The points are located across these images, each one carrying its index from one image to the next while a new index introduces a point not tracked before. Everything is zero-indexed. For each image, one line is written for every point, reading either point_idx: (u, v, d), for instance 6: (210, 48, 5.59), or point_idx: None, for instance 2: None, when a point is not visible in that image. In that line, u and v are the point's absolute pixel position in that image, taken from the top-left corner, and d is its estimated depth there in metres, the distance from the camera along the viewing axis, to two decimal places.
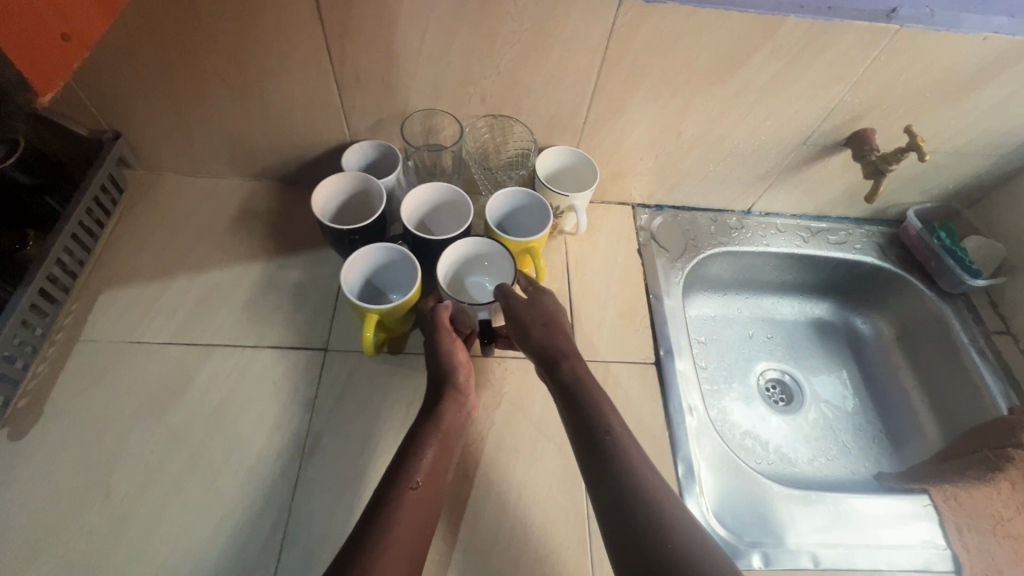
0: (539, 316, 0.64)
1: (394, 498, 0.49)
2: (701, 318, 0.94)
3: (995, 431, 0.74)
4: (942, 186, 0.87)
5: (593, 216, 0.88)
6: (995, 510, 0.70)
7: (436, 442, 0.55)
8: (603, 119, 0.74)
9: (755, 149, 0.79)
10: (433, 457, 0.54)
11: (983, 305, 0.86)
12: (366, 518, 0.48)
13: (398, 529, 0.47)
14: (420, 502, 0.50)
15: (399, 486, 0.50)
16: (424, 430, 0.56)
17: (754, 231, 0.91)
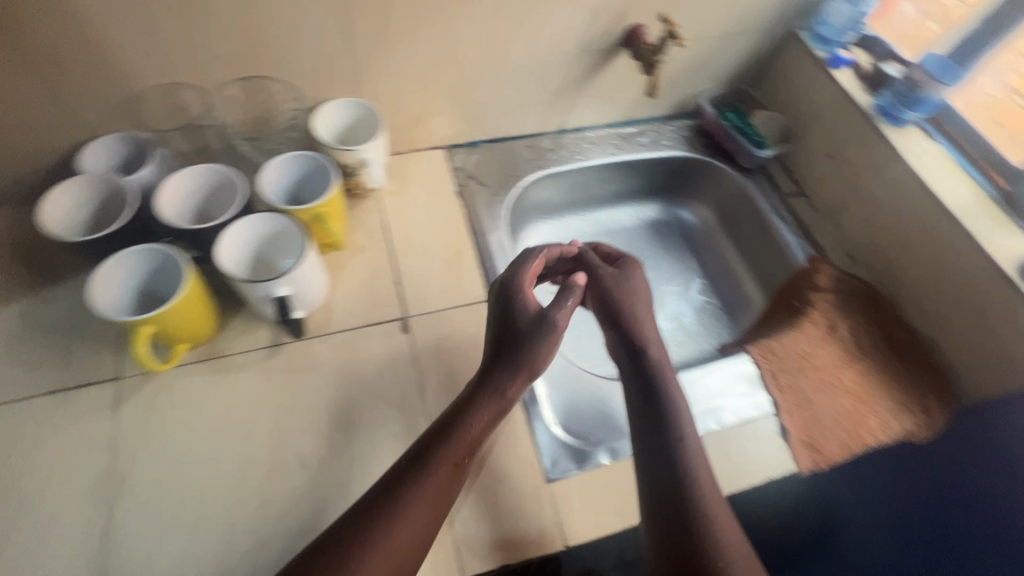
0: (632, 294, 0.66)
1: (425, 485, 0.49)
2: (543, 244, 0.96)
3: (798, 282, 0.84)
4: (724, 69, 0.92)
5: (404, 168, 0.84)
6: (801, 349, 0.76)
7: (486, 413, 0.55)
8: (371, 59, 0.69)
9: (541, 66, 0.78)
10: (476, 437, 0.53)
11: (778, 173, 0.94)
12: (382, 502, 0.48)
13: (415, 515, 0.48)
14: (451, 484, 0.51)
15: (432, 471, 0.50)
16: (485, 398, 0.55)
17: (570, 149, 0.92)
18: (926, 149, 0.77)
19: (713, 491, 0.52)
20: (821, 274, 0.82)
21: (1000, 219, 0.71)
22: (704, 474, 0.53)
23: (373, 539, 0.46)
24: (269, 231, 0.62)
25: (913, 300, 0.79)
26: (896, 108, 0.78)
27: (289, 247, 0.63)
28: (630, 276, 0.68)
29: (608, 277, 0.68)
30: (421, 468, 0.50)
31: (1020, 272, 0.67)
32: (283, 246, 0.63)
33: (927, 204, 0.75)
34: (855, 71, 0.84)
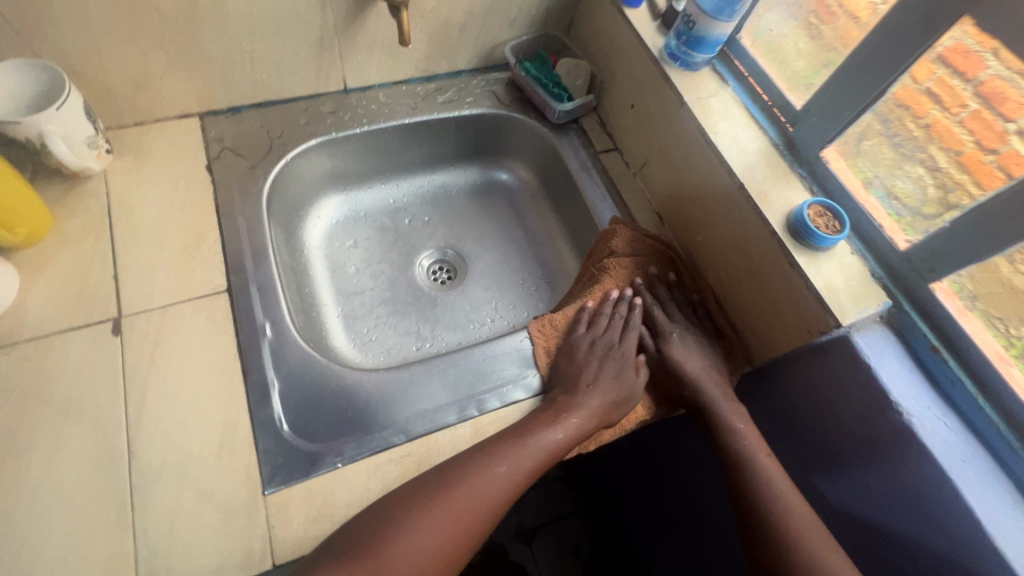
0: (698, 361, 0.66)
1: (446, 489, 0.52)
2: (342, 220, 0.87)
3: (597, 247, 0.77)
4: (523, 13, 0.83)
5: (144, 141, 0.72)
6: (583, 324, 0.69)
7: (558, 429, 0.59)
8: (30, 8, 0.57)
9: (277, 13, 0.67)
10: (569, 432, 0.59)
11: (592, 127, 0.87)
12: (467, 468, 0.54)
13: (439, 530, 0.51)
14: (532, 460, 0.57)
15: (495, 456, 0.55)
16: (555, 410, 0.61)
17: (354, 111, 0.82)
18: (715, 95, 0.71)
19: (795, 506, 0.55)
20: (608, 283, 0.72)
21: (780, 169, 0.66)
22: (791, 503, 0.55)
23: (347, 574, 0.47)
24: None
25: (714, 274, 0.74)
26: (683, 52, 0.71)
27: None
28: (695, 354, 0.67)
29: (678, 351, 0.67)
30: (448, 490, 0.52)
31: (786, 227, 0.62)
32: None
33: (710, 156, 0.69)
34: (650, 10, 0.76)
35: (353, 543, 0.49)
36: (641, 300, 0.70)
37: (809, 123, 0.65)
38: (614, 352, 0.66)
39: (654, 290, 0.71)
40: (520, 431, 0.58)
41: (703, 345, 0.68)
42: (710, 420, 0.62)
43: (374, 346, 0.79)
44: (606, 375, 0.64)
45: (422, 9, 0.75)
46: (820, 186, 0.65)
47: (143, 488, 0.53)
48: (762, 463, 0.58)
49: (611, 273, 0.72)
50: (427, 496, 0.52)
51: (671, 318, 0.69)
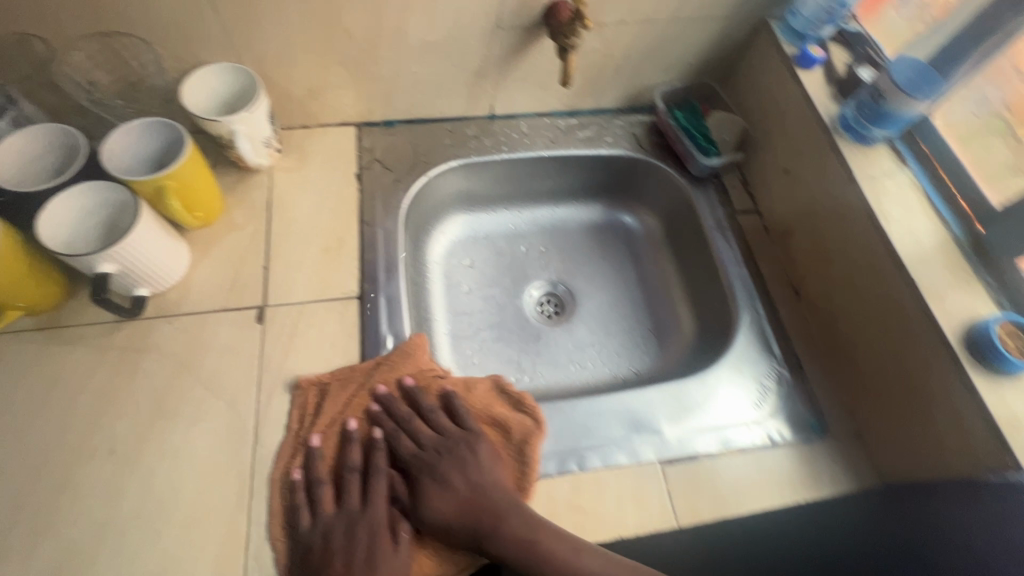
0: (456, 492, 0.57)
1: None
2: (463, 239, 0.89)
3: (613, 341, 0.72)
4: (681, 59, 0.80)
5: (306, 144, 0.78)
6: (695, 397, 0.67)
7: (393, 556, 0.53)
8: (245, 21, 0.63)
9: (449, 42, 0.70)
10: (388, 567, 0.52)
11: (734, 185, 0.82)
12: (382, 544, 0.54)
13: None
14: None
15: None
16: (367, 537, 0.54)
17: (498, 138, 0.83)
18: (891, 176, 0.64)
19: None
20: (313, 432, 0.59)
21: (960, 271, 0.59)
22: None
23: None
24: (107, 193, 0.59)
25: (461, 378, 0.66)
26: (860, 124, 0.65)
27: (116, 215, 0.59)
28: (477, 468, 0.58)
29: (431, 489, 0.57)
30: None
31: (962, 338, 0.55)
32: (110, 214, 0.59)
33: (875, 241, 0.62)
34: (827, 73, 0.71)
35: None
36: (381, 440, 0.59)
37: (1008, 225, 0.57)
38: (348, 529, 0.54)
39: (399, 433, 0.60)
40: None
41: (484, 462, 0.59)
42: (491, 548, 0.54)
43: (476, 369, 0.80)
44: (397, 540, 0.54)
45: (583, 49, 0.75)
46: (1009, 298, 0.57)
47: (261, 474, 0.57)
48: (553, 546, 0.53)
49: (327, 425, 0.60)
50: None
51: (424, 450, 0.59)
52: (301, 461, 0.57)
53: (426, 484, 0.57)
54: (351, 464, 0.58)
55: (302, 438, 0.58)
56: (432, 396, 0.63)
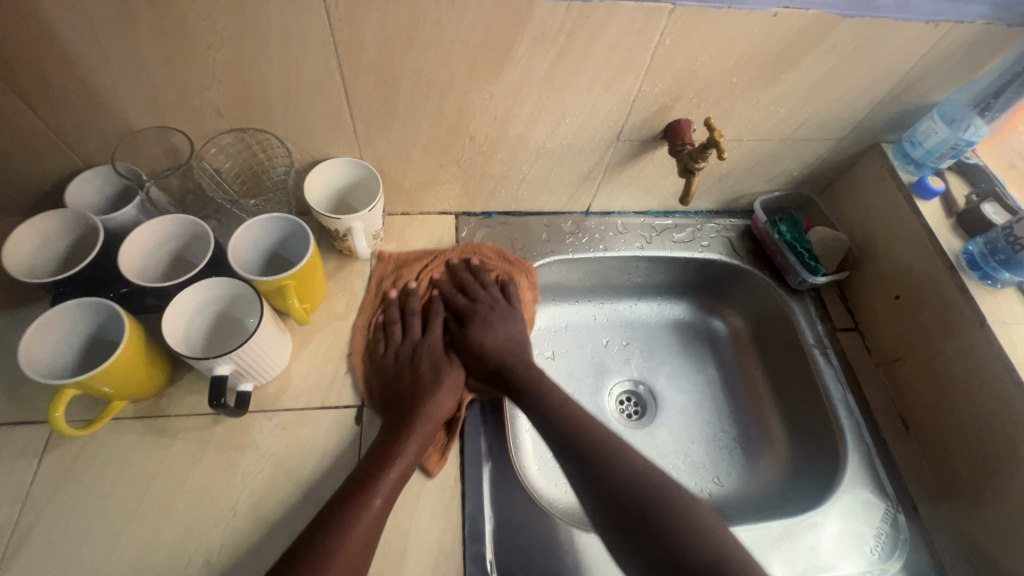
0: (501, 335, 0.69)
1: (378, 462, 0.56)
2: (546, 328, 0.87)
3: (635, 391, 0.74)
4: (786, 173, 0.80)
5: (407, 231, 0.78)
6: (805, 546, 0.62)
7: (449, 398, 0.63)
8: (377, 125, 0.63)
9: (566, 149, 0.70)
10: (445, 396, 0.63)
11: (833, 301, 0.80)
12: (424, 391, 0.63)
13: (398, 455, 0.57)
14: (427, 414, 0.61)
15: (403, 434, 0.58)
16: (424, 391, 0.63)
17: (594, 235, 0.83)
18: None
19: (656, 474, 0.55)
20: (405, 278, 0.73)
21: None
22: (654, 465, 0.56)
23: (329, 542, 0.49)
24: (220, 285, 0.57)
25: (505, 268, 0.77)
26: (990, 266, 0.63)
27: (235, 307, 0.59)
28: (500, 328, 0.70)
29: (476, 329, 0.69)
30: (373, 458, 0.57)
31: None
32: (229, 306, 0.59)
33: (1011, 394, 0.59)
34: (946, 205, 0.70)
35: (302, 553, 0.49)
36: (440, 295, 0.73)
37: None
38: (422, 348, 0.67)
39: (465, 283, 0.74)
40: (399, 410, 0.61)
41: (517, 320, 0.71)
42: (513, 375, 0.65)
43: (557, 475, 0.76)
44: (449, 365, 0.66)
45: None
46: None
47: None
48: (574, 407, 0.61)
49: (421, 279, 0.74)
50: (379, 484, 0.54)
51: (475, 304, 0.71)
52: (398, 293, 0.72)
53: (478, 308, 0.71)
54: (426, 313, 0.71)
55: (403, 299, 0.71)
56: (494, 261, 0.78)
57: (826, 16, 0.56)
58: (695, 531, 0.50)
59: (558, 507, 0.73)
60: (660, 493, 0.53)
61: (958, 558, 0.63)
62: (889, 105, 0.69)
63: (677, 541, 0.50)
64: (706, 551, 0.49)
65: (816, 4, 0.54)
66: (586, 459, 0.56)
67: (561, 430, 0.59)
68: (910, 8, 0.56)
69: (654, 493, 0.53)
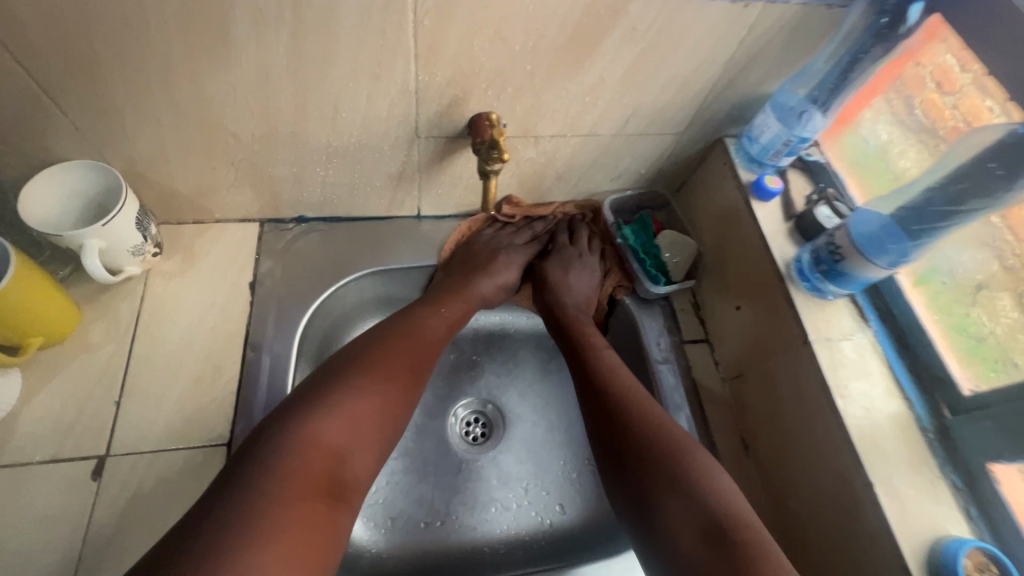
0: (582, 281, 0.72)
1: (413, 329, 0.60)
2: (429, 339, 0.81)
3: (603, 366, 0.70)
4: (632, 170, 0.73)
5: (196, 243, 0.68)
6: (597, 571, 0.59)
7: (491, 283, 0.70)
8: (103, 123, 0.52)
9: (361, 147, 0.60)
10: (483, 289, 0.69)
11: (685, 309, 0.74)
12: (477, 273, 0.69)
13: (431, 321, 0.62)
14: (472, 293, 0.68)
15: (439, 305, 0.64)
16: (484, 267, 0.70)
17: (426, 242, 0.74)
18: (849, 338, 0.56)
19: (688, 438, 0.53)
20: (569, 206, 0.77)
21: (924, 469, 0.50)
22: (680, 432, 0.53)
23: (355, 382, 0.52)
24: None
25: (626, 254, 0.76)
26: (816, 277, 0.57)
27: None
28: (573, 279, 0.71)
29: (551, 266, 0.72)
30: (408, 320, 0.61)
31: (923, 563, 0.46)
32: None
33: (827, 421, 0.54)
34: (784, 207, 0.64)
35: (326, 382, 0.52)
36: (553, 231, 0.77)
37: (978, 423, 0.49)
38: (508, 244, 0.74)
39: (581, 227, 0.76)
40: (460, 275, 0.69)
41: (590, 276, 0.73)
42: (562, 317, 0.69)
43: (377, 513, 0.69)
44: (505, 265, 0.72)
45: (519, 157, 0.66)
46: (979, 508, 0.49)
47: None
48: (607, 356, 0.62)
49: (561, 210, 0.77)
50: (410, 349, 0.57)
51: (574, 248, 0.74)
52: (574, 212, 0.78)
53: (567, 248, 0.74)
54: (537, 233, 0.76)
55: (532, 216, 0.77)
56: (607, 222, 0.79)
57: None
58: (704, 486, 0.49)
59: (373, 553, 0.66)
60: (678, 456, 0.51)
61: None
62: (722, 96, 0.62)
63: (695, 491, 0.48)
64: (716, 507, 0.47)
65: None
66: (600, 403, 0.57)
67: (595, 378, 0.59)
68: None
69: (665, 451, 0.51)
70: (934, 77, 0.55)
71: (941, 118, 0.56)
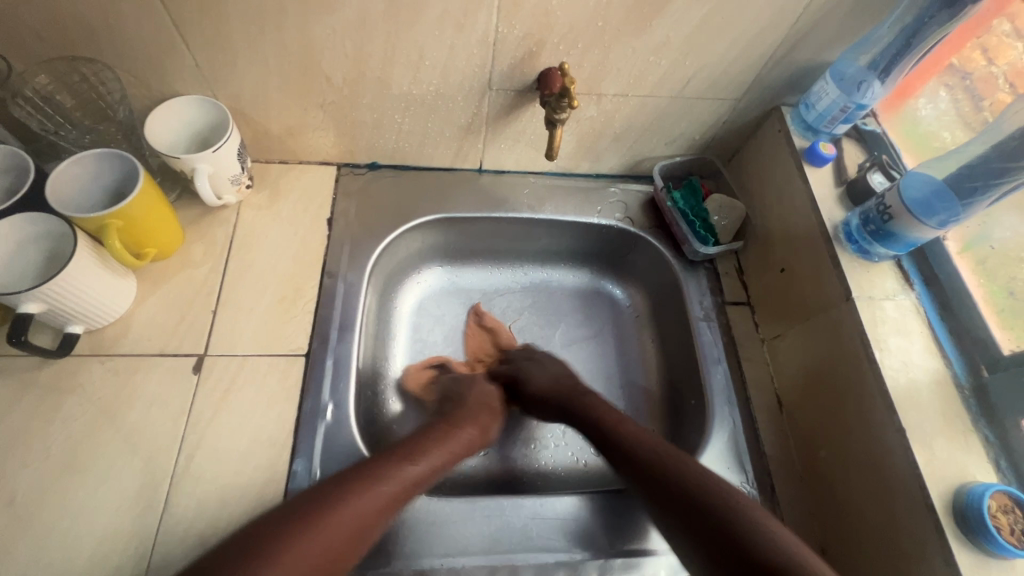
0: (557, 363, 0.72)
1: (400, 470, 0.52)
2: (485, 296, 0.85)
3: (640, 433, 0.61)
4: (686, 136, 0.76)
5: (282, 180, 0.75)
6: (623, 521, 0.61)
7: (484, 415, 0.66)
8: (220, 60, 0.59)
9: (436, 97, 0.66)
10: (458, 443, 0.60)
11: (728, 273, 0.77)
12: (453, 413, 0.65)
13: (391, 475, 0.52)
14: (446, 449, 0.58)
15: (425, 451, 0.56)
16: (460, 404, 0.66)
17: (486, 194, 0.80)
18: (892, 298, 0.58)
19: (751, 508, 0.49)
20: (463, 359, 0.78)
21: (956, 422, 0.52)
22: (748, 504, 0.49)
23: (302, 535, 0.43)
24: (52, 221, 0.56)
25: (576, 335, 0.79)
26: (863, 238, 0.60)
27: (52, 239, 0.56)
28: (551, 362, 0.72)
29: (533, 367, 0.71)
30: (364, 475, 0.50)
31: (951, 506, 0.49)
32: (47, 236, 0.56)
33: (864, 373, 0.56)
34: (837, 173, 0.66)
35: (257, 539, 0.42)
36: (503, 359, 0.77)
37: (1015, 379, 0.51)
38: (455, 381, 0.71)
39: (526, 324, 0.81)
40: (449, 416, 0.64)
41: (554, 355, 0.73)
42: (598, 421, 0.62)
43: None
44: (480, 393, 0.69)
45: (580, 116, 0.71)
46: (1009, 461, 0.51)
47: (162, 548, 0.52)
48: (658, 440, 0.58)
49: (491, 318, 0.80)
50: (387, 493, 0.50)
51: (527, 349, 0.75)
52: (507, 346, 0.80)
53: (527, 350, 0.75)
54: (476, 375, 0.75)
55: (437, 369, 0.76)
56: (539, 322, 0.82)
57: None
58: (757, 530, 0.46)
59: None
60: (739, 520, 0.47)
61: (807, 540, 0.60)
62: (783, 62, 0.64)
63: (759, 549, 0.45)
64: (768, 544, 0.45)
65: None
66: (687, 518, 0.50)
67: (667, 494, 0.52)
68: None
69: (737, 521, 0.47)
70: (1008, 75, 0.60)
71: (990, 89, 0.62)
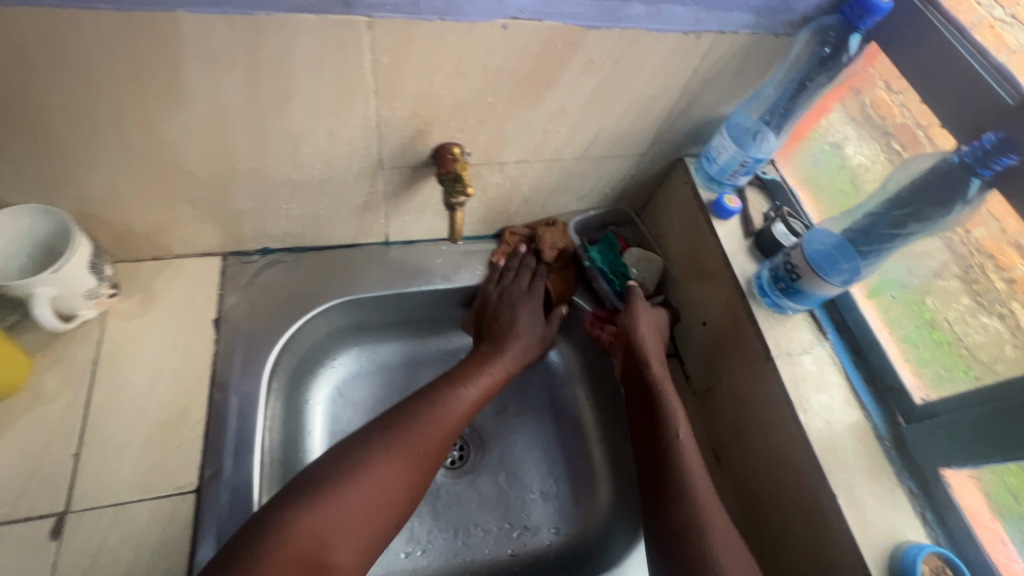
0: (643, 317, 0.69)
1: (438, 412, 0.60)
2: (427, 364, 0.80)
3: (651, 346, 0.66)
4: (597, 191, 0.74)
5: (156, 281, 0.66)
6: None
7: (519, 345, 0.70)
8: (50, 166, 0.50)
9: (323, 181, 0.60)
10: (452, 420, 0.61)
11: None
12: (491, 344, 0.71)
13: (379, 468, 0.54)
14: (440, 436, 0.59)
15: (461, 383, 0.64)
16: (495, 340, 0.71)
17: (396, 268, 0.74)
18: (809, 352, 0.58)
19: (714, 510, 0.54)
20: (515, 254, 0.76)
21: (882, 477, 0.53)
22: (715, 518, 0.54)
23: (360, 472, 0.54)
24: None
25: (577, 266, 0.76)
26: (775, 294, 0.59)
27: None
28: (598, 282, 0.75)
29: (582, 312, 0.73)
30: (352, 466, 0.54)
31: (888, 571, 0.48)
32: None
33: (792, 434, 0.55)
34: (744, 225, 0.66)
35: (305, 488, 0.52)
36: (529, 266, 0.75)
37: (930, 431, 0.51)
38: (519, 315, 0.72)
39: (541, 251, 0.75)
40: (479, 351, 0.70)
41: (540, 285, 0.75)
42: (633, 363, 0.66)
43: None
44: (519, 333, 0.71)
45: (485, 183, 0.67)
46: (934, 512, 0.51)
47: None
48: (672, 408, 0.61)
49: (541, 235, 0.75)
50: (423, 428, 0.59)
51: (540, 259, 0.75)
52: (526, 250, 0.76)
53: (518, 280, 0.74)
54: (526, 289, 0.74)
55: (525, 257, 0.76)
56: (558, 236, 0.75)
57: (565, 28, 0.48)
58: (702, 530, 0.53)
59: None
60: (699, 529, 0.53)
61: None
62: (681, 119, 0.63)
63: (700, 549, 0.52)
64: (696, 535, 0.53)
65: (549, 15, 0.47)
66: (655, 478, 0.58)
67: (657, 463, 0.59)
68: (663, 18, 0.50)
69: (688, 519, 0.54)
70: (878, 74, 0.59)
71: (868, 86, 0.61)
